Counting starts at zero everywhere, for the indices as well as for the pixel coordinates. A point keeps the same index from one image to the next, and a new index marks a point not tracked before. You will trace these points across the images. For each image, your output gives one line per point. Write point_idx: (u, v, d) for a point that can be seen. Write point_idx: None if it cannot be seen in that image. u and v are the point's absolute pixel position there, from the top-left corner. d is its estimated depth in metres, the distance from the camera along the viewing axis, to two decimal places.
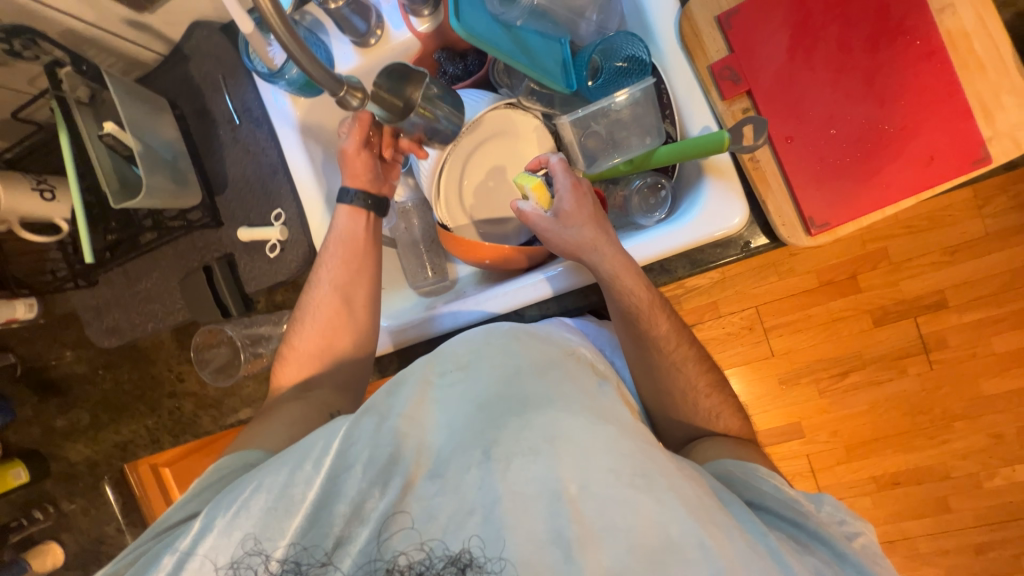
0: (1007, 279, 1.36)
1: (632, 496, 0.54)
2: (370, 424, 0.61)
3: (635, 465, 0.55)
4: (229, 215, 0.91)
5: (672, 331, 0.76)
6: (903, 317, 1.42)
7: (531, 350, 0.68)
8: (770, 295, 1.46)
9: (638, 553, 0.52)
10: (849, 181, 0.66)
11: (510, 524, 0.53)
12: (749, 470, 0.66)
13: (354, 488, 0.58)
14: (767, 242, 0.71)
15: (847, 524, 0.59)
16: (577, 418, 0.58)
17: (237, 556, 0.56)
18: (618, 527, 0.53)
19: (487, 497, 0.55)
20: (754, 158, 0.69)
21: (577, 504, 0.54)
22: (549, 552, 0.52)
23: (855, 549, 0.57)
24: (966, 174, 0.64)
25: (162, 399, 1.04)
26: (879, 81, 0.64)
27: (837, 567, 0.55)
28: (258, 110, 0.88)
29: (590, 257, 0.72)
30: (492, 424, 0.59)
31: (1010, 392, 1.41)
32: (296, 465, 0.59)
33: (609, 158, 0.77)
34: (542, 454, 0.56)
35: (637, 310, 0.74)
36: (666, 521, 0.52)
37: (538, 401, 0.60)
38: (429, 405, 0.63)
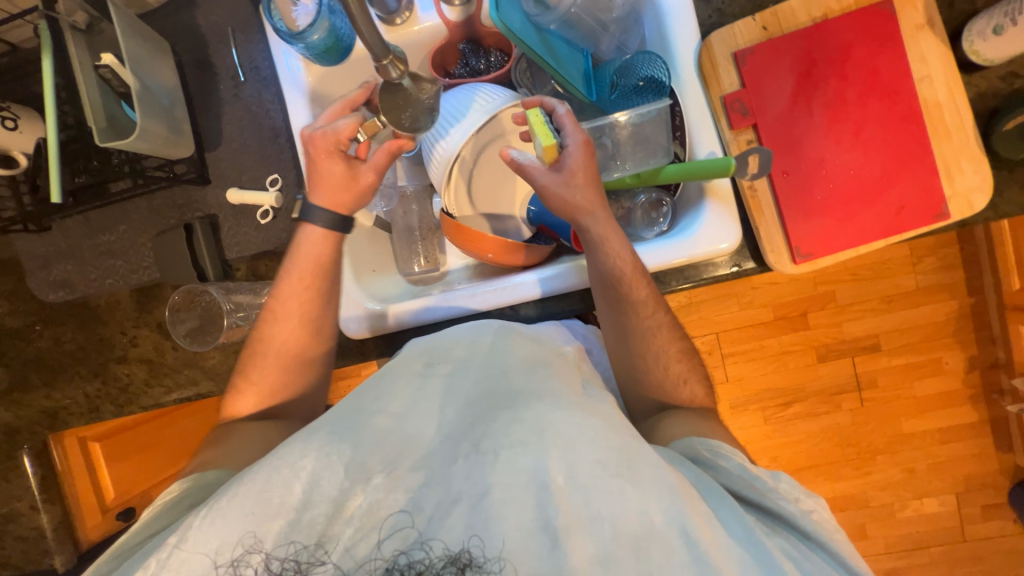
0: (933, 330, 1.52)
1: (616, 485, 0.53)
2: (356, 420, 0.61)
3: (618, 454, 0.55)
4: (218, 174, 0.86)
5: (662, 321, 0.75)
6: (844, 355, 1.56)
7: (518, 350, 0.70)
8: (730, 323, 1.56)
9: (624, 542, 0.50)
10: (831, 218, 0.73)
11: (497, 514, 0.52)
12: (719, 449, 0.64)
13: (337, 485, 0.55)
14: (754, 266, 0.77)
15: (801, 501, 0.59)
16: (565, 414, 0.58)
17: (237, 554, 0.52)
18: (601, 514, 0.51)
19: (475, 488, 0.54)
20: (752, 186, 0.74)
21: (565, 495, 0.52)
22: (535, 540, 0.50)
23: (827, 535, 0.57)
24: (928, 226, 0.72)
25: (108, 365, 0.94)
26: (865, 132, 0.72)
27: (807, 548, 0.56)
28: (266, 69, 0.84)
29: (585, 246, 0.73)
30: (480, 419, 0.60)
31: (926, 431, 1.56)
32: (270, 469, 0.55)
33: (612, 171, 0.81)
34: (530, 447, 0.55)
35: (627, 290, 0.72)
36: (648, 509, 0.51)
37: (526, 398, 0.61)
38: (414, 397, 0.64)
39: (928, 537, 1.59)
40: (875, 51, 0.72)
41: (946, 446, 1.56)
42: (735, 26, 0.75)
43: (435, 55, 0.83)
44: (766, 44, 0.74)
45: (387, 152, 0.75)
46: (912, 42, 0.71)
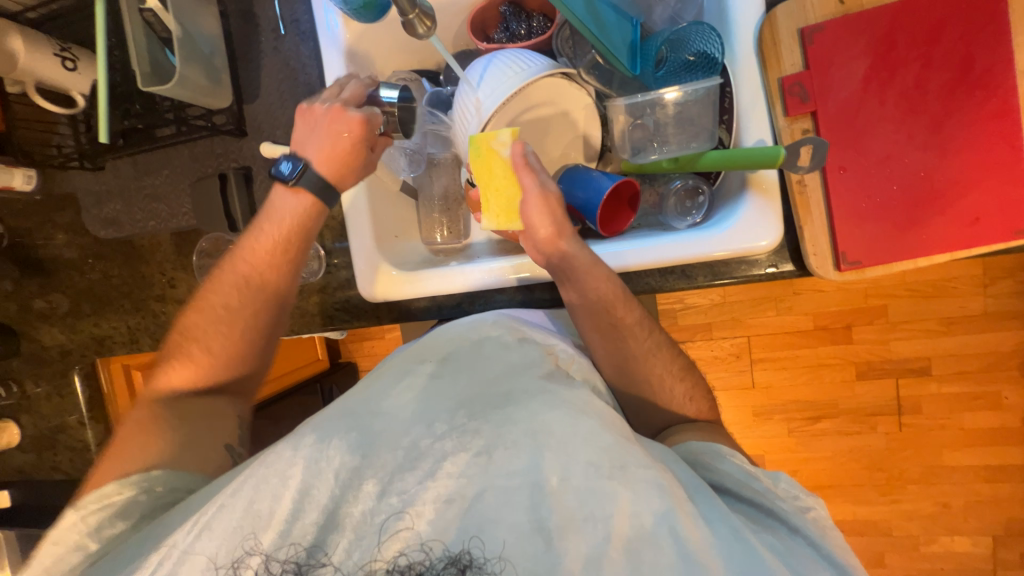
0: (994, 360, 1.38)
1: (609, 486, 0.53)
2: (344, 420, 0.60)
3: (611, 455, 0.55)
4: (254, 127, 0.87)
5: (653, 345, 0.74)
6: (885, 376, 1.45)
7: (510, 350, 0.68)
8: (763, 329, 1.47)
9: (617, 544, 0.51)
10: (891, 225, 0.66)
11: (493, 517, 0.52)
12: (716, 452, 0.66)
13: (327, 492, 0.54)
14: (793, 269, 0.71)
15: (798, 499, 0.61)
16: (557, 412, 0.58)
17: (237, 556, 0.52)
18: (595, 516, 0.52)
19: (471, 488, 0.54)
20: (802, 181, 0.67)
21: (560, 497, 0.53)
22: (531, 543, 0.51)
23: (816, 529, 0.58)
24: (1005, 243, 0.64)
25: (148, 301, 1.00)
26: (945, 129, 0.64)
27: (798, 545, 0.56)
28: (306, 24, 0.84)
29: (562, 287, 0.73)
30: (473, 415, 0.60)
31: (969, 467, 1.44)
32: (259, 478, 0.54)
33: (649, 153, 0.77)
34: (524, 448, 0.56)
35: (608, 318, 0.72)
36: (640, 512, 0.52)
37: (519, 397, 0.61)
38: (404, 393, 0.64)
39: None
40: (970, 37, 0.62)
41: (989, 485, 1.44)
42: None
43: (476, 17, 0.81)
44: (840, 20, 0.65)
45: (369, 122, 0.75)
46: (1020, 28, 0.61)
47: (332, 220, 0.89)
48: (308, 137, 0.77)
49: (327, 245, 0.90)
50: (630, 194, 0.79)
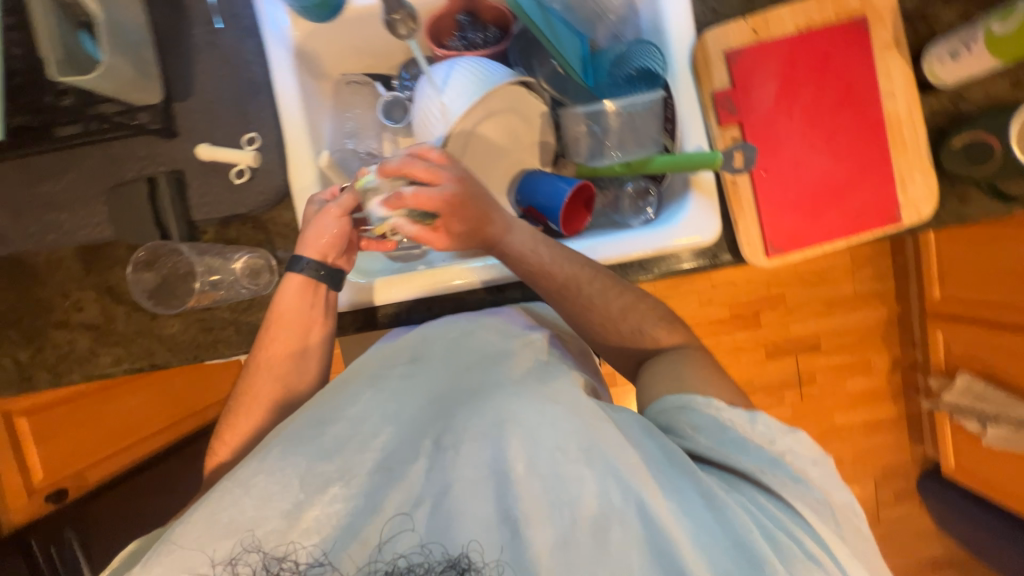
0: (867, 332, 1.68)
1: (578, 470, 0.53)
2: (310, 429, 0.55)
3: (579, 438, 0.54)
4: (187, 127, 0.80)
5: (599, 290, 0.71)
6: (790, 354, 1.68)
7: (484, 339, 0.67)
8: (692, 320, 1.64)
9: (583, 525, 0.51)
10: (802, 217, 0.79)
11: (460, 510, 0.51)
12: (688, 405, 0.61)
13: (282, 503, 0.51)
14: (730, 258, 0.81)
15: (775, 443, 0.58)
16: (525, 403, 0.56)
17: (237, 551, 0.49)
18: (561, 501, 0.52)
19: (436, 487, 0.53)
20: (734, 181, 0.78)
21: (526, 485, 0.52)
22: (497, 533, 0.51)
23: (799, 479, 0.56)
24: (883, 229, 0.79)
25: (44, 329, 0.85)
26: (836, 139, 0.78)
27: (769, 504, 0.54)
28: (248, 20, 0.80)
29: (504, 261, 0.72)
30: (442, 415, 0.58)
31: (854, 423, 1.72)
32: (225, 491, 0.51)
33: (605, 156, 0.85)
34: (489, 440, 0.54)
35: (551, 278, 0.70)
36: (607, 492, 0.52)
37: (487, 390, 0.59)
38: (371, 390, 0.60)
39: None
40: (848, 65, 0.77)
41: (869, 438, 1.73)
42: (727, 27, 0.77)
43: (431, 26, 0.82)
44: (755, 46, 0.78)
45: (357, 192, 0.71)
46: (880, 59, 0.77)
47: (285, 227, 0.82)
48: (308, 233, 0.72)
49: (280, 256, 0.83)
50: (586, 196, 0.84)
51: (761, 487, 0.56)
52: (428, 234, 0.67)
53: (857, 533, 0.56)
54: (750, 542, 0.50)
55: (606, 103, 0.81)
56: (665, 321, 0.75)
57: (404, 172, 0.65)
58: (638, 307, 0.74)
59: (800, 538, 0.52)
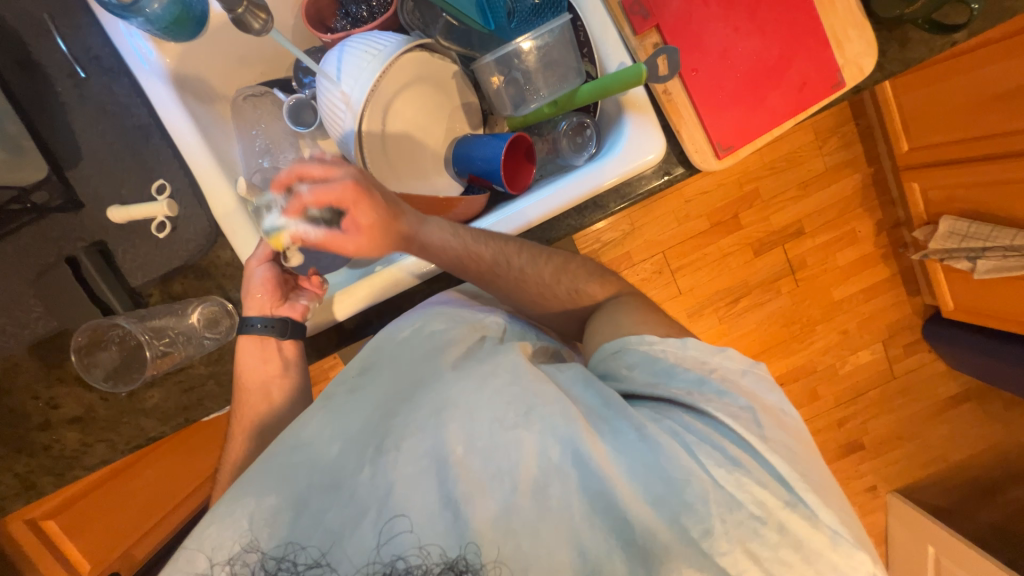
0: (845, 204, 1.67)
1: (515, 436, 0.53)
2: (281, 468, 0.55)
3: (516, 406, 0.54)
4: (91, 194, 0.74)
5: (529, 258, 0.72)
6: (775, 246, 1.68)
7: (432, 331, 0.66)
8: (672, 241, 1.62)
9: (524, 490, 0.51)
10: (744, 107, 0.75)
11: (403, 506, 0.50)
12: (621, 348, 0.61)
13: (233, 546, 0.50)
14: (683, 171, 0.78)
15: (709, 361, 0.59)
16: (462, 383, 0.57)
17: (236, 552, 0.50)
18: (501, 470, 0.51)
19: (379, 492, 0.51)
20: (666, 89, 0.74)
21: (464, 464, 0.52)
22: (438, 519, 0.50)
23: (724, 392, 0.56)
24: (830, 97, 0.76)
25: (28, 437, 0.83)
26: (759, 15, 0.73)
27: (696, 422, 0.54)
28: (109, 60, 0.73)
29: (426, 256, 0.69)
30: (388, 418, 0.58)
31: (851, 294, 1.75)
32: (187, 553, 0.51)
33: (530, 103, 0.80)
34: (427, 430, 0.54)
35: (479, 258, 0.69)
36: (547, 450, 0.52)
37: (430, 381, 0.59)
38: (322, 413, 0.60)
39: (867, 384, 1.80)
40: None
41: (868, 304, 1.76)
42: None
43: (308, 9, 0.78)
44: None
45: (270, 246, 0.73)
46: None
47: (228, 266, 0.78)
48: (248, 291, 0.74)
49: (234, 298, 0.80)
50: (524, 147, 0.79)
51: (688, 408, 0.56)
52: (337, 235, 0.65)
53: (805, 437, 0.56)
54: (677, 467, 0.50)
55: (516, 43, 0.74)
56: (596, 276, 0.77)
57: (300, 176, 0.64)
58: (568, 268, 0.75)
59: (724, 447, 0.52)
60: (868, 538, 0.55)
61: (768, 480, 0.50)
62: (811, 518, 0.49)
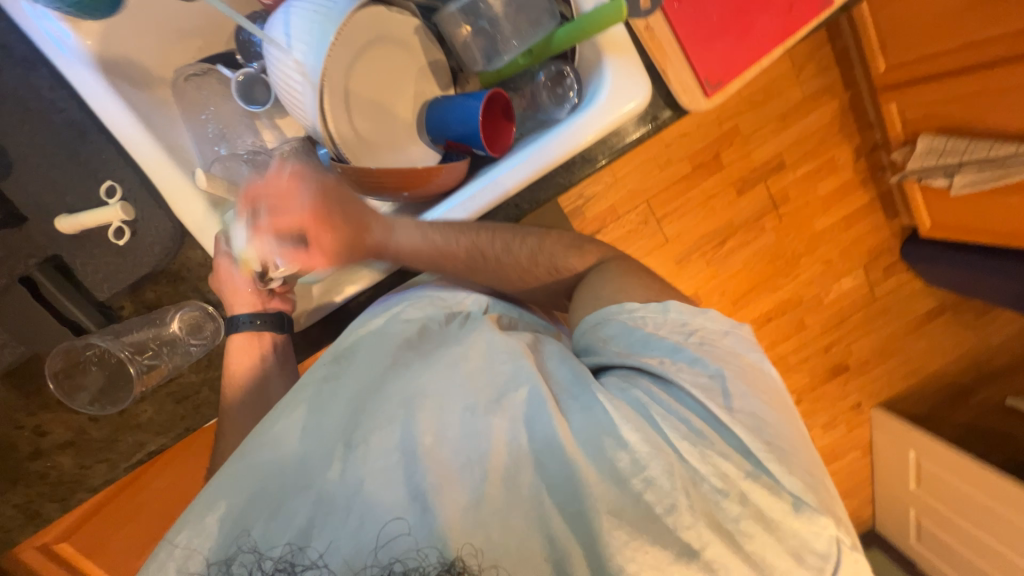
0: (824, 132, 1.65)
1: (485, 423, 0.53)
2: (248, 467, 0.52)
3: (486, 394, 0.55)
4: (33, 204, 0.67)
5: (504, 246, 0.71)
6: (758, 182, 1.66)
7: (393, 324, 0.65)
8: (656, 187, 1.59)
9: (494, 478, 0.50)
10: (730, 36, 0.73)
11: (373, 502, 0.48)
12: (602, 320, 0.65)
13: (225, 548, 0.47)
14: (671, 113, 0.72)
15: (686, 325, 0.63)
16: (430, 375, 0.57)
17: (230, 552, 0.47)
18: (472, 459, 0.51)
19: (349, 489, 0.49)
20: (647, 25, 0.70)
21: (435, 454, 0.51)
22: (409, 514, 0.47)
23: (696, 359, 0.59)
24: (819, 17, 0.73)
25: (22, 468, 0.79)
26: None
27: (666, 391, 0.58)
28: (21, 48, 0.65)
29: (402, 261, 0.71)
30: (359, 410, 0.55)
31: (833, 223, 1.76)
32: (174, 549, 0.48)
33: (503, 54, 0.75)
34: (398, 422, 0.53)
35: (454, 255, 0.69)
36: (514, 437, 0.53)
37: (396, 372, 0.59)
38: (295, 406, 0.57)
39: (851, 309, 1.85)
40: None
41: (849, 231, 1.78)
42: None
43: None
44: None
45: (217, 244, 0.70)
46: None
47: (200, 266, 0.74)
48: (229, 295, 0.71)
49: (213, 299, 0.76)
50: (501, 106, 0.74)
51: (655, 377, 0.59)
52: (303, 255, 0.68)
53: (783, 405, 0.59)
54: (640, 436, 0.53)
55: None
56: (574, 247, 0.77)
57: (263, 199, 0.66)
58: (545, 246, 0.75)
59: (692, 420, 0.55)
60: (840, 506, 0.56)
61: (732, 453, 0.54)
62: (774, 489, 0.52)
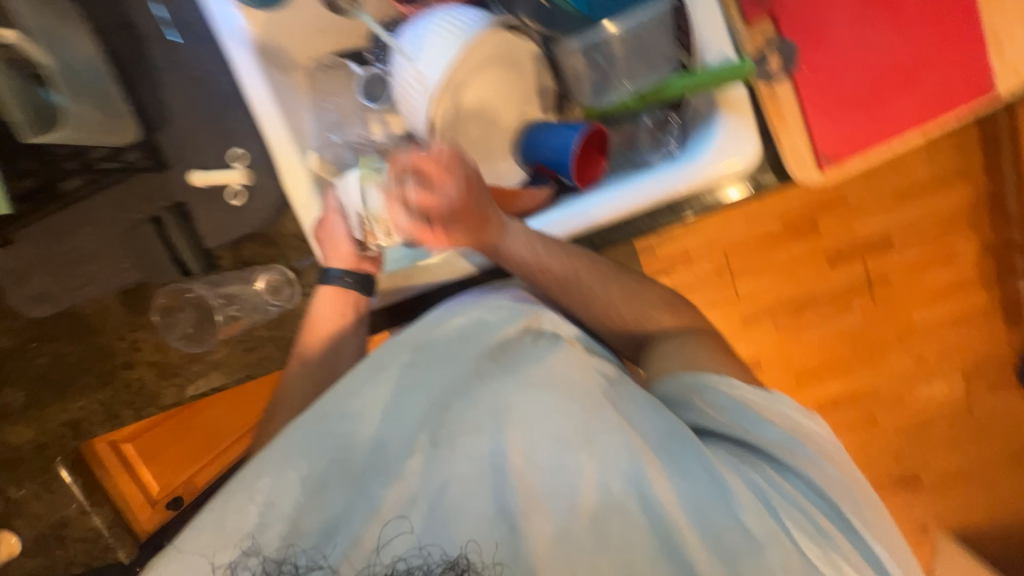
0: (947, 218, 1.47)
1: (575, 459, 0.52)
2: (318, 430, 0.53)
3: (578, 428, 0.54)
4: (176, 156, 0.77)
5: (598, 277, 0.71)
6: (854, 257, 1.51)
7: (480, 322, 0.63)
8: (738, 240, 1.49)
9: (583, 516, 0.50)
10: (865, 112, 0.67)
11: (456, 510, 0.49)
12: (704, 384, 0.62)
13: (230, 553, 0.46)
14: (775, 178, 0.69)
15: (790, 416, 0.61)
16: (523, 391, 0.56)
17: (235, 558, 0.46)
18: (561, 491, 0.51)
19: (431, 485, 0.50)
20: (771, 88, 0.66)
21: (524, 476, 0.51)
22: (494, 528, 0.49)
23: (796, 446, 0.59)
24: (969, 109, 0.66)
25: (115, 372, 0.91)
26: (900, 6, 0.65)
27: (769, 469, 0.58)
28: (200, 27, 0.76)
29: (501, 262, 0.69)
30: (444, 406, 0.56)
31: (936, 320, 1.56)
32: (180, 557, 0.46)
33: (612, 91, 0.75)
34: (489, 434, 0.53)
35: (549, 272, 0.68)
36: (607, 480, 0.52)
37: (485, 377, 0.58)
38: (373, 385, 0.56)
39: (937, 418, 1.63)
40: None
41: (955, 332, 1.57)
42: None
43: None
44: None
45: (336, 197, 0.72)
46: None
47: (292, 237, 0.81)
48: (326, 247, 0.73)
49: (295, 267, 0.82)
50: (597, 139, 0.74)
51: (775, 462, 0.59)
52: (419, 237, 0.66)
53: (877, 511, 0.60)
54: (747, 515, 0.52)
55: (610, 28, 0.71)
56: (666, 305, 0.74)
57: (415, 168, 0.62)
58: (639, 295, 0.73)
59: (808, 511, 0.56)
60: None
61: (851, 551, 0.55)
62: None
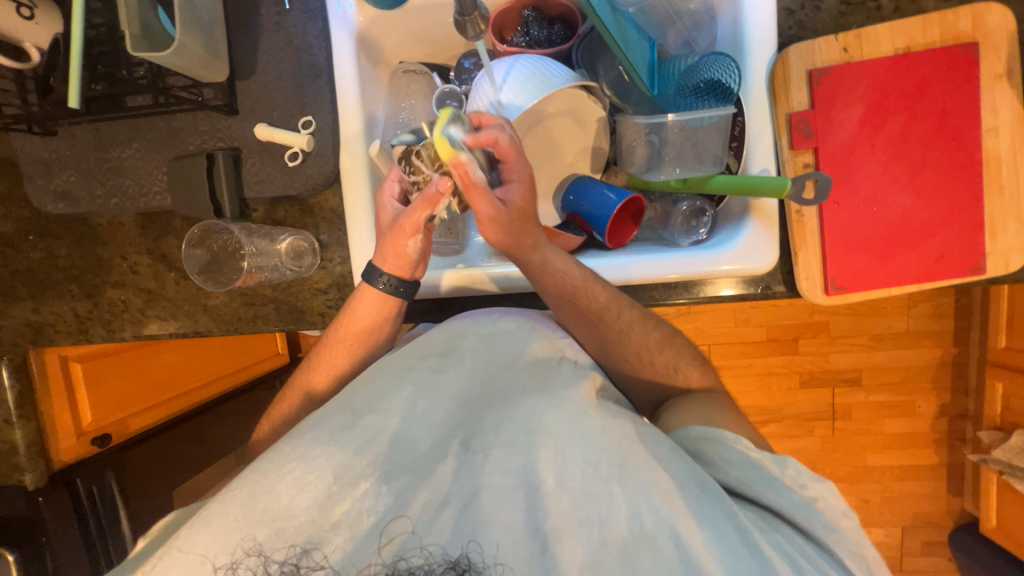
0: (915, 373, 1.55)
1: (608, 489, 0.51)
2: (341, 421, 0.56)
3: (610, 455, 0.53)
4: (248, 106, 0.81)
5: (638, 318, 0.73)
6: (825, 384, 1.58)
7: (515, 342, 0.67)
8: (723, 338, 1.56)
9: (613, 548, 0.49)
10: (872, 255, 0.74)
11: (487, 519, 0.50)
12: (718, 438, 0.60)
13: (231, 551, 0.48)
14: (784, 290, 0.78)
15: (806, 488, 0.56)
16: (554, 412, 0.56)
17: (236, 557, 0.48)
18: (592, 520, 0.50)
19: (465, 489, 0.52)
20: (800, 212, 0.74)
21: (555, 500, 0.51)
22: (526, 547, 0.49)
23: (835, 529, 0.54)
24: (962, 278, 0.74)
25: (103, 288, 0.89)
26: (922, 174, 0.73)
27: (808, 548, 0.53)
28: (314, 1, 0.80)
29: (543, 277, 0.71)
30: (472, 416, 0.58)
31: (888, 466, 1.62)
32: (178, 558, 0.48)
33: (661, 170, 0.80)
34: (520, 449, 0.54)
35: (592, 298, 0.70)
36: (638, 513, 0.50)
37: (516, 395, 0.59)
38: (403, 383, 0.60)
39: None
40: (948, 94, 0.72)
41: (902, 483, 1.62)
42: (816, 43, 0.73)
43: (499, 18, 0.83)
44: (843, 67, 0.73)
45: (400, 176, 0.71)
46: (987, 91, 0.71)
47: (330, 212, 0.83)
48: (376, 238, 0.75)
49: (322, 239, 0.84)
50: (635, 208, 0.80)
51: (802, 533, 0.54)
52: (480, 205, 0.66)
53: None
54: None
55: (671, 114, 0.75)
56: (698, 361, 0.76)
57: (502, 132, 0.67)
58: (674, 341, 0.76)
59: None
60: None
61: None
62: None
